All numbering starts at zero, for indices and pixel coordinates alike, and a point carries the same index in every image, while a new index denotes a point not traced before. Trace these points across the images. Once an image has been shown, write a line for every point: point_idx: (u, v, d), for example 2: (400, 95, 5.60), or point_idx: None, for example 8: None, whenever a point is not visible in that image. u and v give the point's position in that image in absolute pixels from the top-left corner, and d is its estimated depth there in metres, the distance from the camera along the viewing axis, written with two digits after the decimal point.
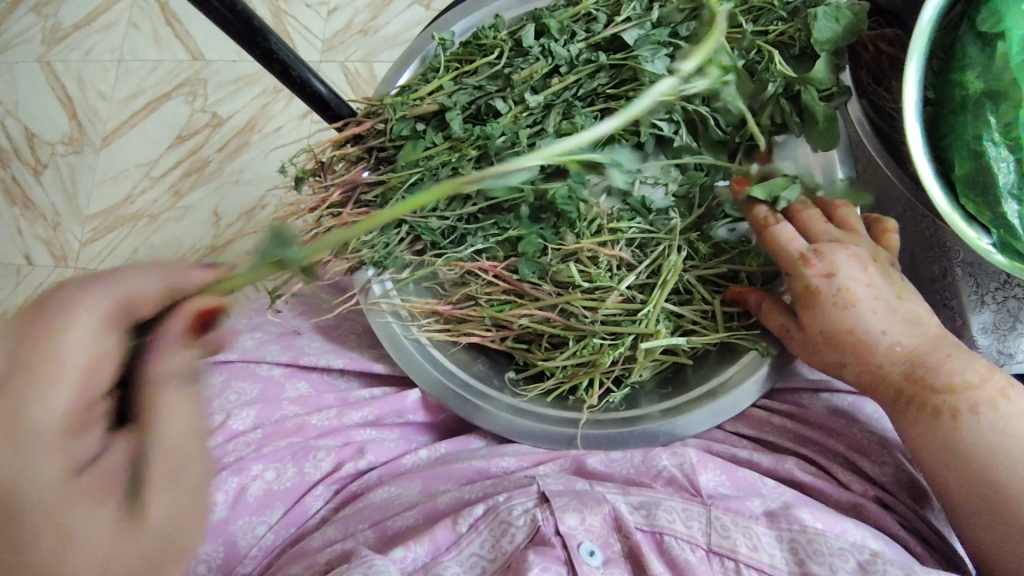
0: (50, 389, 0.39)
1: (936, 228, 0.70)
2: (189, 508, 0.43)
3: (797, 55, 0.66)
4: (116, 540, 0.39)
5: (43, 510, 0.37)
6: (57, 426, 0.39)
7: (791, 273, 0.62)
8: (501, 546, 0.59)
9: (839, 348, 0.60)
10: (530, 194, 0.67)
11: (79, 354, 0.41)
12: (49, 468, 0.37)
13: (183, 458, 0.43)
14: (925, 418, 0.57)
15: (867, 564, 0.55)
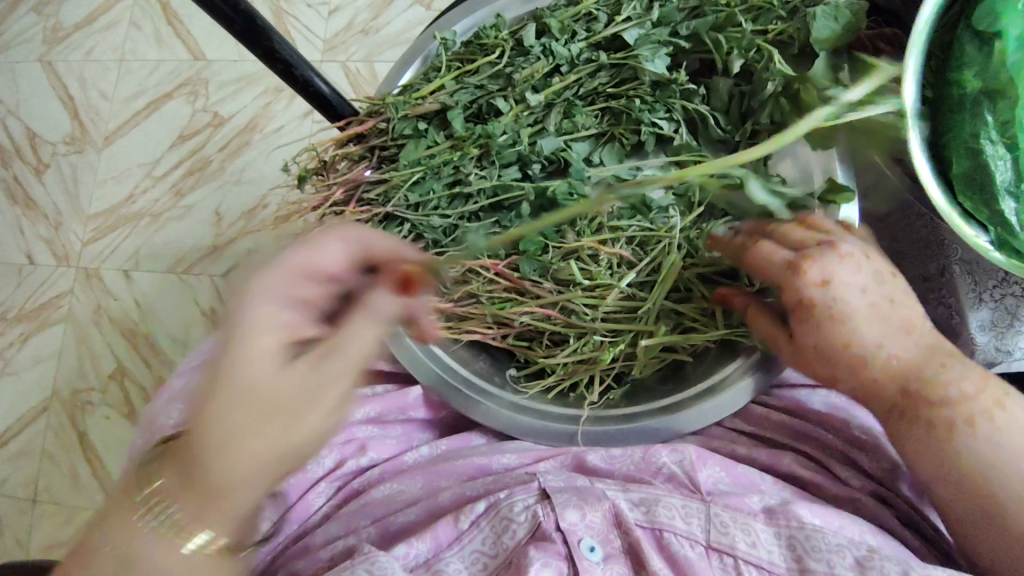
0: (328, 254, 0.53)
1: (934, 226, 0.72)
2: (312, 398, 0.49)
3: (796, 55, 0.66)
4: (258, 364, 0.48)
5: (246, 308, 0.49)
6: (285, 277, 0.51)
7: (784, 284, 0.59)
8: (503, 542, 0.60)
9: (834, 361, 0.59)
10: (531, 191, 0.68)
11: (329, 249, 0.53)
12: (271, 296, 0.50)
13: (339, 383, 0.50)
14: (919, 430, 0.58)
15: (865, 559, 0.55)
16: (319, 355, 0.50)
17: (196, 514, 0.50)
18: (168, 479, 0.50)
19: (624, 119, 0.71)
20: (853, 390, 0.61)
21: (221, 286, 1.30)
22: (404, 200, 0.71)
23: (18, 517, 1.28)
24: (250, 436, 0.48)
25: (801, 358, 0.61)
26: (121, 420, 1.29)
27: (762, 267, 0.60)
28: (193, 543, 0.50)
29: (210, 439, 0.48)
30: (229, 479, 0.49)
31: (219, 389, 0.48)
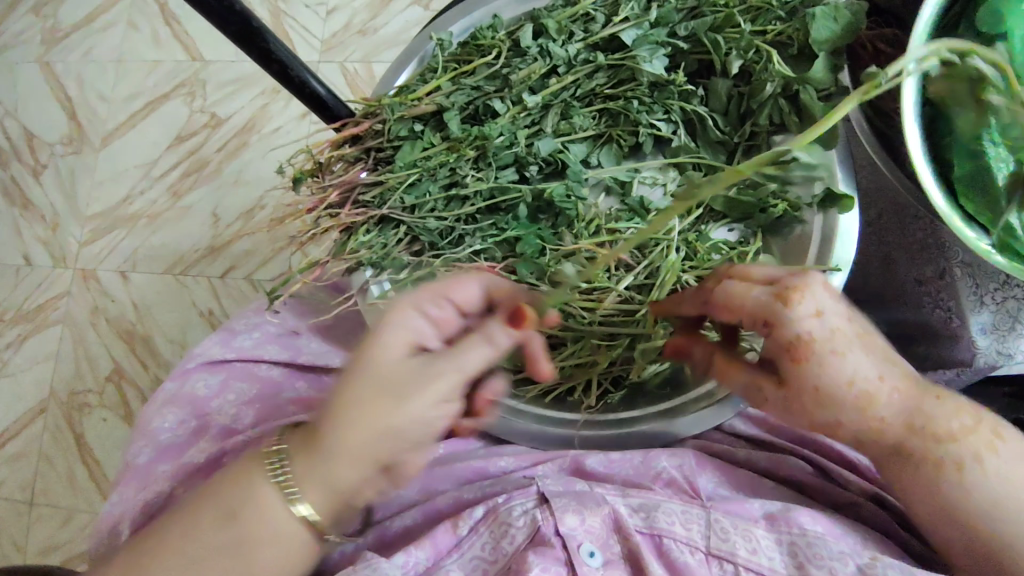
0: (461, 287, 0.60)
1: (934, 229, 0.72)
2: (419, 392, 0.54)
3: (795, 55, 0.65)
4: (387, 352, 0.55)
5: (390, 314, 0.57)
6: (428, 298, 0.59)
7: (772, 324, 0.54)
8: (502, 547, 0.59)
9: (837, 403, 0.55)
10: (529, 193, 0.68)
11: (467, 286, 0.60)
12: (412, 308, 0.58)
13: (444, 380, 0.54)
14: (931, 471, 0.56)
15: (867, 568, 0.54)
16: (436, 357, 0.55)
17: (306, 481, 0.54)
18: (292, 441, 0.56)
19: (622, 121, 0.70)
20: (857, 434, 0.57)
21: (219, 287, 1.30)
22: (400, 202, 0.70)
23: (15, 519, 1.28)
24: (366, 411, 0.53)
25: (798, 403, 0.56)
26: (118, 422, 1.28)
27: (741, 309, 0.55)
28: (301, 505, 0.54)
29: (334, 409, 0.54)
30: (340, 450, 0.54)
31: (353, 368, 0.55)
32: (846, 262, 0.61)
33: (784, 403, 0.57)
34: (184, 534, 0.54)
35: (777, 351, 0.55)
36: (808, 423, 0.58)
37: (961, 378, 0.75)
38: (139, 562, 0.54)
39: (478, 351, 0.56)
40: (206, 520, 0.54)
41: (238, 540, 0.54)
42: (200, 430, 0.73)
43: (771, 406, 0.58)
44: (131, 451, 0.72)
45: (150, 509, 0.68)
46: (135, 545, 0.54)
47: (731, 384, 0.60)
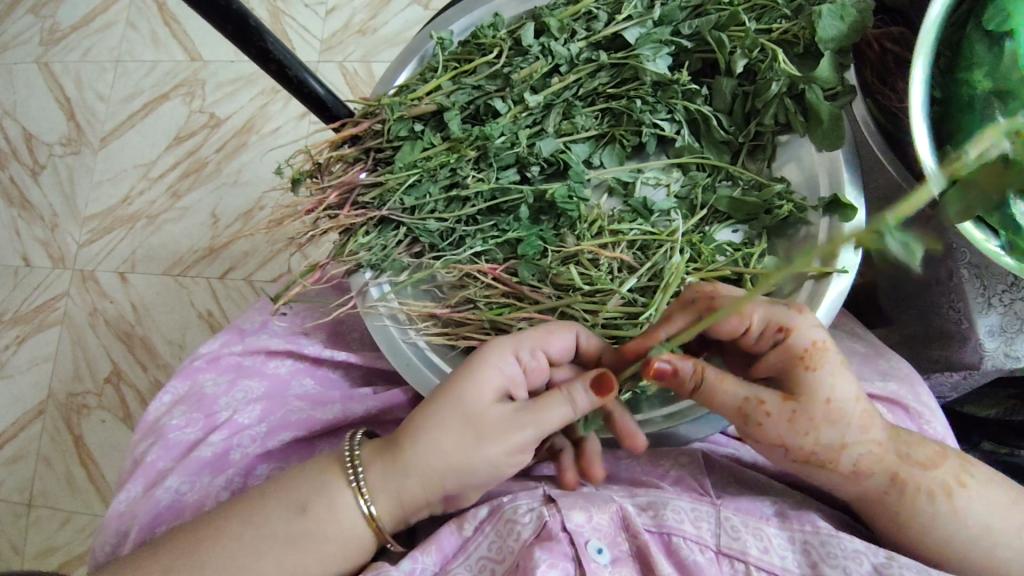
0: (553, 339, 0.59)
1: (941, 231, 0.69)
2: (493, 437, 0.56)
3: (801, 54, 0.64)
4: (469, 389, 0.57)
5: (481, 356, 0.58)
6: (521, 346, 0.59)
7: (787, 330, 0.54)
8: (508, 546, 0.57)
9: (841, 425, 0.54)
10: (530, 194, 0.67)
11: (559, 343, 0.60)
12: (504, 350, 0.58)
13: (521, 433, 0.56)
14: (924, 503, 0.56)
15: (882, 567, 0.54)
16: (522, 409, 0.57)
17: (380, 489, 0.58)
18: (369, 448, 0.60)
19: (625, 121, 0.69)
20: (856, 460, 0.55)
21: (218, 287, 1.29)
22: (400, 203, 0.70)
23: (14, 520, 1.27)
24: (445, 443, 0.57)
25: (805, 420, 0.54)
26: (116, 423, 1.27)
27: (756, 316, 0.54)
28: (369, 506, 0.58)
29: (417, 429, 0.58)
30: (414, 470, 0.57)
31: (442, 394, 0.58)
32: (854, 263, 0.60)
33: (789, 421, 0.54)
34: (253, 522, 0.56)
35: (787, 362, 0.54)
36: (809, 445, 0.55)
37: (964, 384, 0.77)
38: (199, 547, 0.55)
39: (564, 413, 0.56)
40: (278, 510, 0.57)
41: (305, 533, 0.56)
42: (207, 427, 0.71)
43: (770, 426, 0.54)
44: (139, 449, 0.73)
45: (157, 509, 0.66)
46: (201, 527, 0.56)
47: (723, 408, 0.56)
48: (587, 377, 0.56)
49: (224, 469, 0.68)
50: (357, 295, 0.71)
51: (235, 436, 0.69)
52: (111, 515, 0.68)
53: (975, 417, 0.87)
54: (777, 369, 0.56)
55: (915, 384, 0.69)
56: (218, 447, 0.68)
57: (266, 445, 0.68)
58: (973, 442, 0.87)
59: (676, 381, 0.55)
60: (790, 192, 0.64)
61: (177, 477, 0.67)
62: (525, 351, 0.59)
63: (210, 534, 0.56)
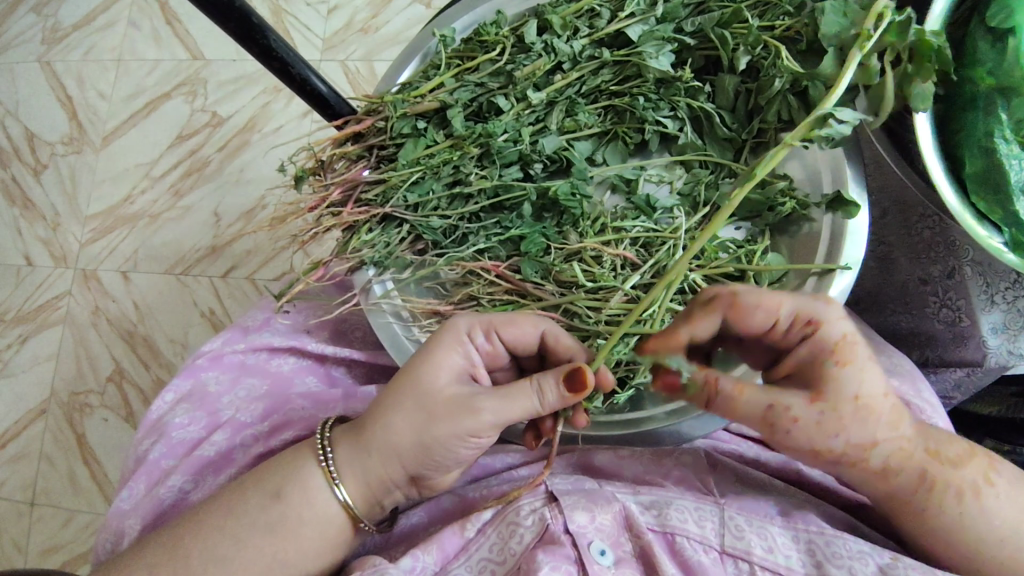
0: (508, 325, 0.59)
1: (942, 226, 0.71)
2: (440, 419, 0.56)
3: (804, 50, 0.63)
4: (422, 370, 0.57)
5: (436, 335, 0.59)
6: (476, 327, 0.59)
7: (815, 323, 0.53)
8: (510, 548, 0.57)
9: (871, 423, 0.54)
10: (533, 191, 0.67)
11: (515, 329, 0.59)
12: (456, 329, 0.59)
13: (475, 418, 0.55)
14: (952, 502, 0.55)
15: (887, 567, 0.53)
16: (479, 393, 0.56)
17: (346, 470, 0.59)
18: (340, 430, 0.61)
19: (627, 118, 0.69)
20: (887, 456, 0.55)
21: (220, 287, 1.29)
22: (403, 201, 0.69)
23: (16, 520, 1.27)
24: (399, 425, 0.57)
25: (834, 419, 0.53)
26: (118, 423, 1.28)
27: (784, 309, 0.53)
28: (341, 492, 0.59)
29: (379, 410, 0.58)
30: (375, 448, 0.58)
31: (401, 376, 0.58)
32: (857, 261, 0.60)
33: (818, 422, 0.53)
34: (233, 511, 0.58)
35: (815, 358, 0.54)
36: (839, 445, 0.54)
37: (968, 382, 0.75)
38: (184, 542, 0.57)
39: (525, 399, 0.55)
40: (254, 499, 0.58)
41: (281, 519, 0.58)
42: (210, 425, 0.71)
43: (799, 429, 0.54)
44: (142, 447, 0.73)
45: (160, 508, 0.66)
46: (188, 523, 0.58)
47: (745, 416, 0.55)
48: (561, 369, 0.54)
49: (226, 468, 0.68)
50: (360, 292, 0.71)
51: (237, 433, 0.69)
52: (113, 513, 0.68)
53: (979, 415, 0.86)
54: (805, 365, 0.55)
55: (916, 380, 0.69)
56: (221, 445, 0.69)
57: (268, 443, 0.68)
58: (976, 440, 0.86)
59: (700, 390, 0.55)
60: (792, 189, 0.63)
61: (179, 476, 0.67)
62: (480, 333, 0.59)
63: (193, 528, 0.57)
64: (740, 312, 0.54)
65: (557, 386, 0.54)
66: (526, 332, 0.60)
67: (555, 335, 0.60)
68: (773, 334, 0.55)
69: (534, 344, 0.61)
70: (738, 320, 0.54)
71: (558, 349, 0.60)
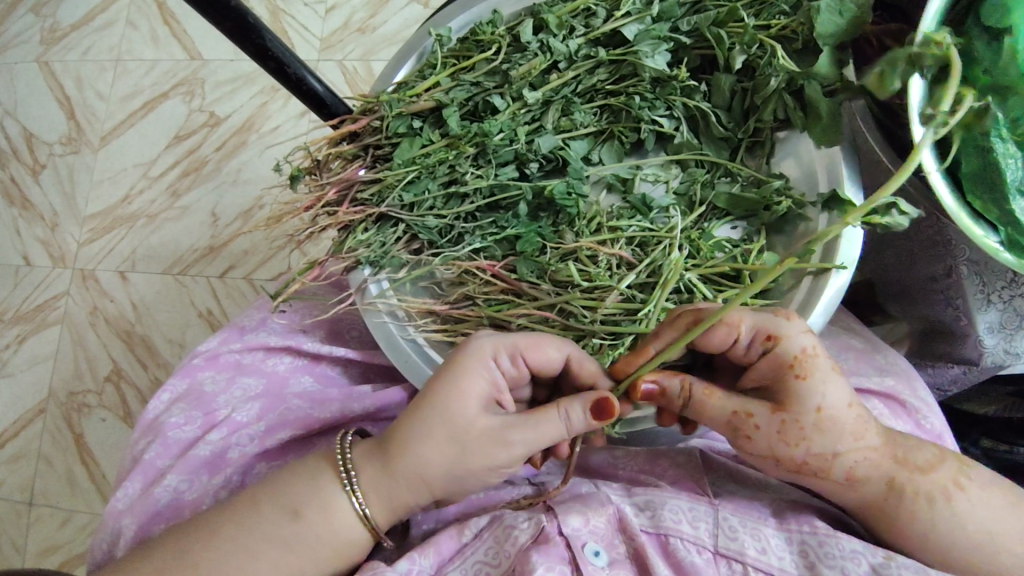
0: (533, 349, 0.59)
1: (941, 227, 0.68)
2: (471, 450, 0.57)
3: (800, 49, 0.63)
4: (449, 402, 0.57)
5: (458, 362, 0.58)
6: (498, 353, 0.58)
7: (774, 339, 0.54)
8: (505, 550, 0.57)
9: (834, 435, 0.54)
10: (529, 190, 0.67)
11: (541, 352, 0.59)
12: (481, 357, 0.58)
13: (508, 449, 0.57)
14: (925, 509, 0.55)
15: (880, 568, 0.53)
16: (509, 423, 0.57)
17: (371, 493, 0.59)
18: (362, 449, 0.61)
19: (623, 118, 0.68)
20: (852, 468, 0.55)
21: (219, 287, 1.29)
22: (398, 200, 0.69)
23: (15, 519, 1.27)
24: (427, 454, 0.58)
25: (795, 429, 0.54)
26: (117, 422, 1.28)
27: (742, 325, 0.54)
28: (359, 502, 0.59)
29: (407, 439, 0.58)
30: (404, 477, 0.58)
31: (428, 404, 0.58)
32: (853, 260, 0.60)
33: (778, 434, 0.54)
34: (244, 521, 0.58)
35: (778, 371, 0.54)
36: (801, 455, 0.55)
37: (964, 379, 0.77)
38: (188, 548, 0.57)
39: (553, 428, 0.57)
40: (268, 512, 0.58)
41: (296, 535, 0.58)
42: (206, 425, 0.71)
43: (760, 438, 0.55)
44: (139, 446, 0.73)
45: (156, 509, 0.66)
46: (190, 529, 0.58)
47: (712, 421, 0.56)
48: (587, 397, 0.56)
49: (222, 468, 0.68)
50: (355, 292, 0.70)
51: (234, 433, 0.69)
52: (108, 513, 0.68)
53: (975, 415, 0.86)
54: (768, 378, 0.56)
55: (913, 380, 0.69)
56: (217, 445, 0.68)
57: (264, 443, 0.68)
58: (972, 439, 0.86)
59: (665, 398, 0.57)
60: (788, 188, 0.63)
61: (175, 475, 0.67)
62: (505, 356, 0.59)
63: (202, 536, 0.57)
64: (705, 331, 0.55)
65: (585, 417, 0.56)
66: (551, 354, 0.59)
67: (579, 355, 0.60)
68: (733, 352, 0.56)
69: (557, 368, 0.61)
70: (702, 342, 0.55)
71: (582, 374, 0.60)
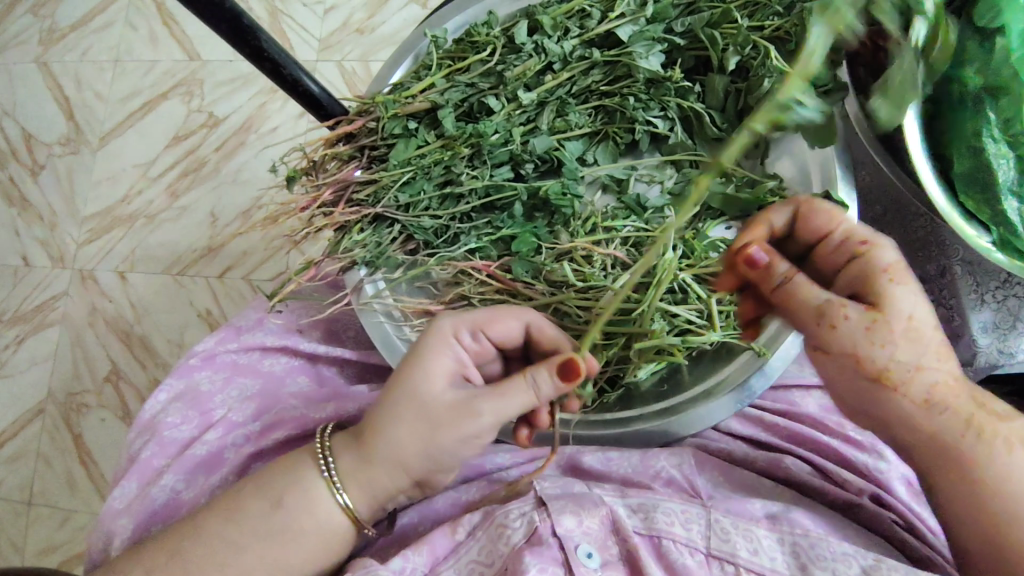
0: (493, 321, 0.61)
1: (933, 227, 0.71)
2: (440, 425, 0.57)
3: (794, 49, 0.63)
4: (415, 378, 0.58)
5: (422, 340, 0.60)
6: (461, 326, 0.60)
7: (869, 243, 0.56)
8: (498, 550, 0.57)
9: (918, 349, 0.55)
10: (524, 191, 0.67)
11: (501, 323, 0.61)
12: (442, 332, 0.60)
13: (475, 420, 0.56)
14: (994, 451, 0.56)
15: (870, 569, 0.53)
16: (477, 394, 0.57)
17: (350, 480, 0.59)
18: (340, 438, 0.61)
19: (618, 118, 0.69)
20: (927, 388, 0.56)
21: (217, 287, 1.29)
22: (394, 201, 0.70)
23: (14, 519, 1.28)
24: (399, 434, 0.57)
25: (885, 329, 0.55)
26: (116, 423, 1.28)
27: (841, 225, 0.57)
28: (342, 497, 0.59)
29: (380, 422, 0.58)
30: (381, 461, 0.58)
31: (395, 387, 0.58)
32: None
33: (867, 328, 0.55)
34: (245, 518, 0.58)
35: (867, 273, 0.55)
36: (884, 358, 0.55)
37: None
38: (181, 545, 0.57)
39: (520, 394, 0.56)
40: (254, 507, 0.58)
41: (287, 525, 0.58)
42: (202, 425, 0.71)
43: (844, 328, 0.55)
44: (136, 446, 0.73)
45: (153, 509, 0.66)
46: (186, 526, 0.59)
47: (801, 306, 0.55)
48: (552, 362, 0.55)
49: (218, 468, 0.68)
50: (352, 292, 0.71)
51: (229, 433, 0.70)
52: (105, 513, 0.69)
53: None
54: (850, 285, 0.57)
55: None
56: (214, 445, 0.69)
57: (260, 443, 0.69)
58: None
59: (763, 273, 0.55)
60: (782, 188, 0.64)
61: (172, 475, 0.67)
62: (466, 332, 0.60)
63: (198, 532, 0.58)
64: (804, 215, 0.57)
65: (552, 377, 0.55)
66: (511, 323, 0.61)
67: (538, 324, 0.62)
68: (821, 252, 0.58)
69: (518, 338, 0.63)
70: (804, 223, 0.58)
71: (543, 341, 0.62)
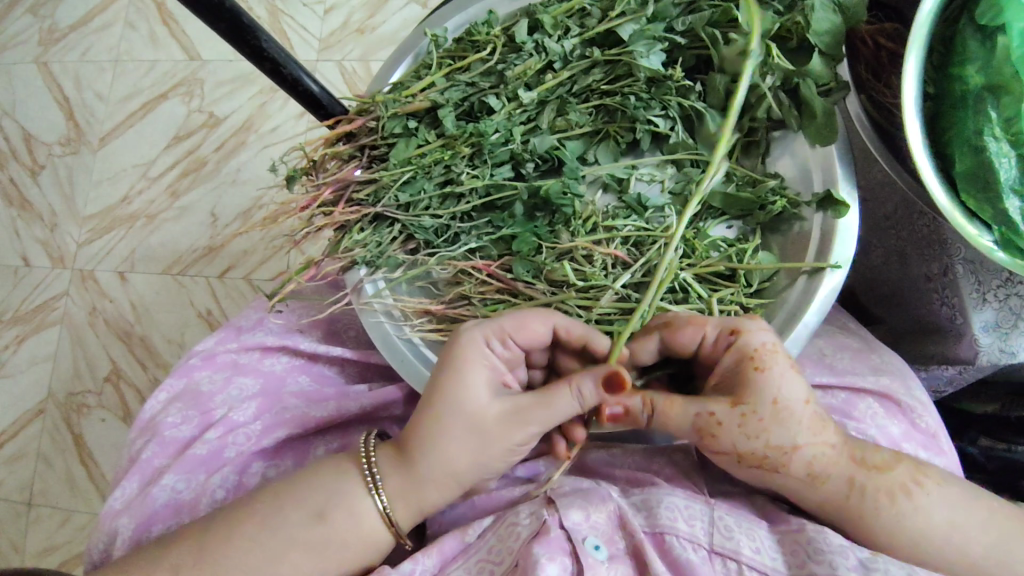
0: (525, 326, 0.59)
1: (936, 225, 0.69)
2: (489, 436, 0.57)
3: (794, 49, 0.63)
4: (456, 395, 0.58)
5: (450, 356, 0.59)
6: (491, 337, 0.59)
7: (738, 332, 0.55)
8: (508, 545, 0.57)
9: (790, 429, 0.54)
10: (524, 190, 0.66)
11: (530, 330, 0.59)
12: (474, 345, 0.58)
13: (524, 428, 0.57)
14: (886, 506, 0.55)
15: (869, 562, 0.53)
16: (521, 404, 0.57)
17: (399, 498, 0.60)
18: (384, 449, 0.61)
19: (619, 118, 0.69)
20: (808, 464, 0.55)
21: (217, 287, 1.29)
22: (394, 200, 0.69)
23: (13, 520, 1.27)
24: (449, 451, 0.58)
25: (754, 422, 0.54)
26: (116, 423, 1.28)
27: (707, 326, 0.56)
28: (383, 501, 0.60)
29: (424, 442, 0.58)
30: (431, 479, 0.59)
31: (436, 402, 0.58)
32: (846, 259, 0.61)
33: (739, 425, 0.54)
34: (257, 519, 0.58)
35: (737, 367, 0.55)
36: (760, 449, 0.55)
37: (960, 379, 0.77)
38: (210, 549, 0.57)
39: (567, 404, 0.56)
40: (280, 510, 0.59)
41: (317, 531, 0.58)
42: (203, 424, 0.71)
43: (724, 435, 0.55)
44: (136, 446, 0.73)
45: (153, 509, 0.66)
46: (203, 527, 0.59)
47: (680, 429, 0.57)
48: (596, 371, 0.54)
49: (218, 467, 0.68)
50: (352, 292, 0.71)
51: (229, 434, 0.69)
52: (105, 513, 0.68)
53: (971, 414, 0.86)
54: (724, 377, 0.56)
55: (907, 378, 0.69)
56: (213, 445, 0.69)
57: (261, 443, 0.68)
58: (968, 438, 0.87)
59: (629, 417, 0.58)
60: (784, 188, 0.64)
61: (173, 475, 0.67)
62: (495, 340, 0.59)
63: (219, 534, 0.58)
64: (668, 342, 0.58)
65: (596, 387, 0.54)
66: (542, 328, 0.59)
67: (564, 325, 0.60)
68: (704, 350, 0.58)
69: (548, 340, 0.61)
70: (672, 338, 0.58)
71: (572, 338, 0.60)
